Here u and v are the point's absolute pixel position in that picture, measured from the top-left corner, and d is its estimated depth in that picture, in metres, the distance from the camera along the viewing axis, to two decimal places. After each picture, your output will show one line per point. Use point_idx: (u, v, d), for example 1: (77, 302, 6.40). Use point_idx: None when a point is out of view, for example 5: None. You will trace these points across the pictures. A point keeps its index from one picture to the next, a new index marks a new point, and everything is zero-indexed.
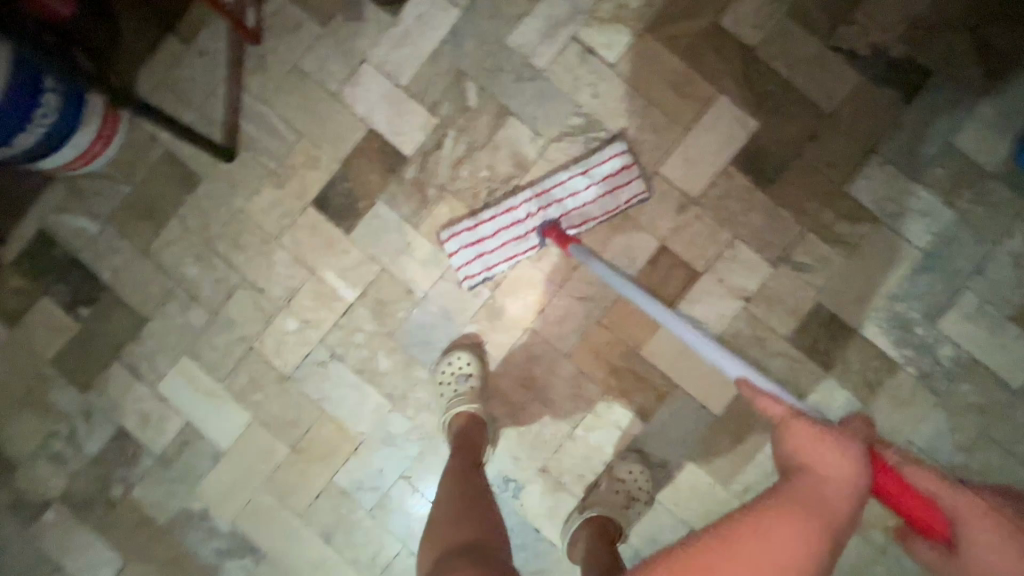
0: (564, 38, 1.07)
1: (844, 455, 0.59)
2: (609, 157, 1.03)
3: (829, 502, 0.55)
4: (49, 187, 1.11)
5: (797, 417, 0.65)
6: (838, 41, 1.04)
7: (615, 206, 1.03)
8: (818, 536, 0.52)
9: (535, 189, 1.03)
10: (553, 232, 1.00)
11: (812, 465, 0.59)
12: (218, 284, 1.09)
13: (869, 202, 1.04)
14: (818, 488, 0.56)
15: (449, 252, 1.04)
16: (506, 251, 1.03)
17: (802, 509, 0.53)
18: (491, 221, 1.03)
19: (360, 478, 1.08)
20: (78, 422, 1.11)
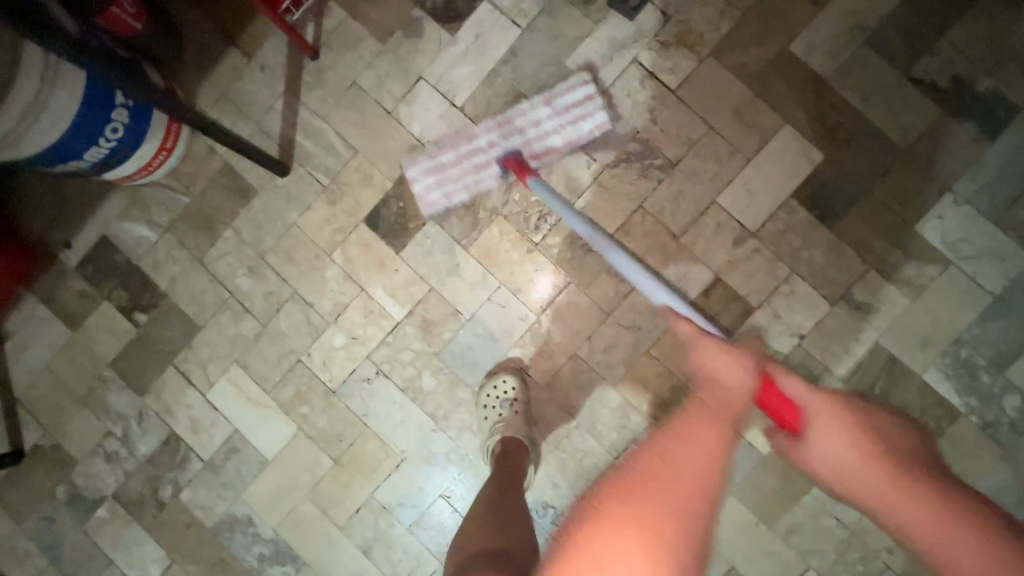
0: (626, 61, 1.05)
1: (740, 363, 0.65)
2: (573, 89, 1.04)
3: (730, 396, 0.61)
4: (113, 194, 1.15)
5: (707, 337, 0.70)
6: (918, 73, 1.01)
7: (578, 136, 1.04)
8: (728, 423, 0.56)
9: (499, 118, 1.05)
10: (513, 163, 1.00)
11: (714, 372, 0.65)
12: (270, 296, 1.11)
13: (940, 242, 1.00)
14: (724, 390, 0.61)
15: (410, 177, 1.07)
16: (467, 178, 1.05)
17: (717, 415, 0.57)
18: (453, 149, 1.06)
19: (400, 495, 1.09)
20: (133, 423, 1.14)
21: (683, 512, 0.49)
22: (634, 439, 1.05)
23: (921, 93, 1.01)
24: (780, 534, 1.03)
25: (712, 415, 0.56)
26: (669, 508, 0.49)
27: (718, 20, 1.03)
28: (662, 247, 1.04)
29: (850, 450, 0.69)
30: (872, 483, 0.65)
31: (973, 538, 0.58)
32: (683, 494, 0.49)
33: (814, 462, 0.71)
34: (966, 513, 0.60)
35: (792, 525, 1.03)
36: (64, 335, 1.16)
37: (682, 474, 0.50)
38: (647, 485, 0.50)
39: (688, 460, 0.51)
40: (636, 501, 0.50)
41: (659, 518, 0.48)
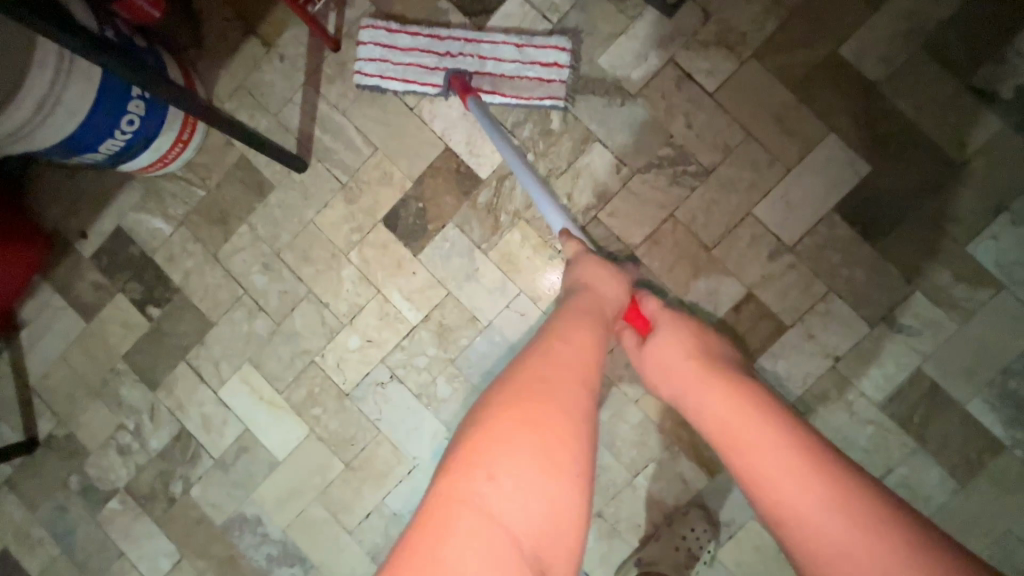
0: (662, 61, 0.99)
1: (613, 280, 0.80)
2: (552, 48, 0.98)
3: (601, 308, 0.74)
4: (129, 185, 1.13)
5: (589, 253, 0.83)
6: (979, 81, 0.93)
7: (526, 92, 0.98)
8: (598, 325, 0.70)
9: (468, 36, 1.00)
10: (457, 80, 0.95)
11: (592, 287, 0.78)
12: (285, 295, 1.09)
13: (993, 265, 0.93)
14: (596, 303, 0.75)
15: (362, 41, 1.01)
16: (407, 72, 1.00)
17: (590, 322, 0.70)
18: (412, 37, 1.00)
19: (412, 503, 1.07)
20: (145, 417, 1.14)
21: (563, 382, 0.59)
22: (653, 457, 1.01)
23: (982, 102, 0.93)
24: None
25: (582, 318, 0.70)
26: (550, 378, 0.59)
27: (763, 19, 0.97)
28: (692, 259, 0.99)
29: (680, 355, 0.72)
30: (688, 378, 0.68)
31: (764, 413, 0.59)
32: (561, 369, 0.60)
33: (651, 365, 0.75)
34: (774, 402, 0.61)
35: None
36: (78, 326, 1.15)
37: (563, 364, 0.61)
38: (533, 366, 0.60)
39: (565, 348, 0.63)
40: (524, 380, 0.58)
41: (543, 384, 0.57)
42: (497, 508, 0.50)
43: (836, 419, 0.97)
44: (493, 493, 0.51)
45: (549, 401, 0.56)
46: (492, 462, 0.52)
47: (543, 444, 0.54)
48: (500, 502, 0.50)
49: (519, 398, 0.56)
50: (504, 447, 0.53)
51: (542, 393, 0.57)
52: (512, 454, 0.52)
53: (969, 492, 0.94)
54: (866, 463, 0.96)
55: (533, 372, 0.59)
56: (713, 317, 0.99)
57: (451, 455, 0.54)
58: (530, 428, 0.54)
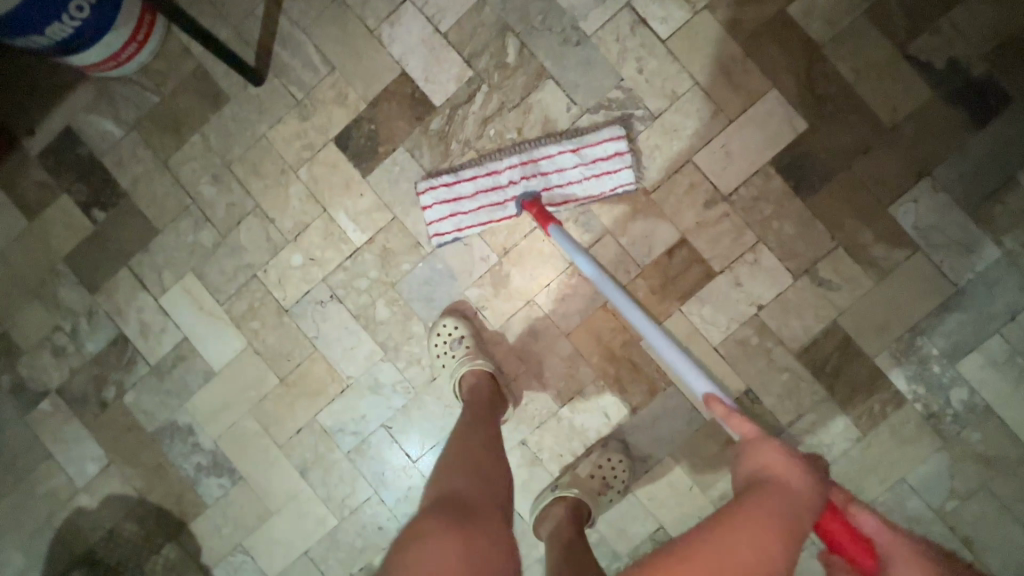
0: (619, 4, 1.01)
1: (806, 473, 0.61)
2: (604, 140, 0.98)
3: (795, 516, 0.56)
4: (81, 85, 1.11)
5: (770, 437, 0.65)
6: (915, 50, 0.98)
7: (600, 190, 0.99)
8: (787, 552, 0.54)
9: (522, 156, 0.99)
10: (533, 207, 0.95)
11: (779, 478, 0.60)
12: (232, 208, 1.09)
13: (911, 229, 0.98)
14: (788, 504, 0.57)
15: (425, 205, 1.02)
16: (480, 215, 1.00)
17: (775, 533, 0.54)
18: (471, 181, 1.00)
19: (342, 421, 1.09)
20: (81, 320, 1.13)
21: None
22: (580, 392, 1.04)
23: (917, 72, 0.98)
24: (712, 499, 1.03)
25: (767, 530, 0.54)
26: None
27: None
28: (631, 201, 1.02)
29: None
30: None
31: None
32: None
33: None
34: None
35: (725, 490, 1.03)
36: (19, 224, 1.14)
37: None
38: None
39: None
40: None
41: None
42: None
43: (755, 365, 1.01)
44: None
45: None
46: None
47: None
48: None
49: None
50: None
51: None
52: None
53: (869, 441, 1.00)
54: (778, 407, 1.01)
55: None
56: (646, 259, 1.02)
57: None
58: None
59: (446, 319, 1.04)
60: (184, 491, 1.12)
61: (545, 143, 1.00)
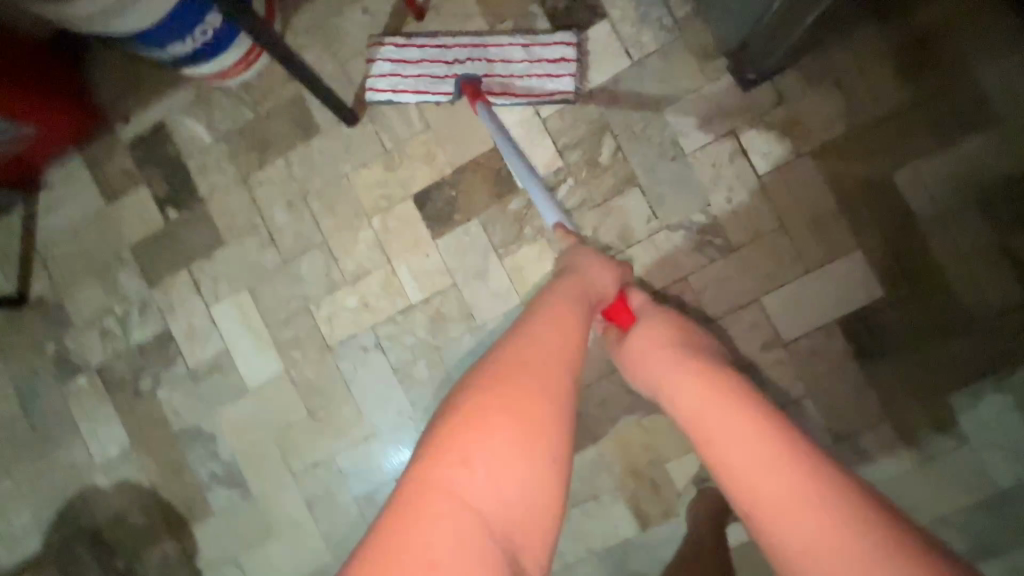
0: (724, 130, 1.00)
1: (606, 271, 0.80)
2: (556, 43, 0.99)
3: (585, 289, 0.74)
4: (183, 86, 1.13)
5: (585, 249, 0.84)
6: (1016, 248, 0.94)
7: (539, 90, 0.99)
8: (584, 316, 0.68)
9: (475, 40, 1.01)
10: (468, 87, 0.97)
11: (584, 273, 0.78)
12: (299, 237, 1.11)
13: (966, 421, 0.96)
14: (580, 289, 0.73)
15: (373, 61, 1.03)
16: (418, 83, 1.01)
17: (570, 309, 0.67)
18: (420, 49, 1.01)
19: (359, 466, 1.11)
20: (134, 309, 1.16)
21: (541, 364, 0.57)
22: (595, 495, 1.05)
23: (1012, 268, 0.94)
24: None
25: (570, 304, 0.68)
26: (530, 361, 0.57)
27: (833, 120, 0.98)
28: None
29: (665, 339, 0.72)
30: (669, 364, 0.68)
31: (755, 430, 0.55)
32: (541, 354, 0.58)
33: (630, 357, 0.74)
34: (739, 378, 0.62)
35: None
36: (96, 205, 1.17)
37: (538, 351, 0.59)
38: (508, 356, 0.58)
39: (541, 335, 0.61)
40: (505, 364, 0.57)
41: (520, 366, 0.57)
42: (446, 566, 0.46)
43: None
44: (468, 475, 0.50)
45: (529, 378, 0.56)
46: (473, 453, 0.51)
47: (526, 433, 0.53)
48: (454, 567, 0.46)
49: (502, 389, 0.55)
50: (486, 428, 0.52)
51: (519, 380, 0.55)
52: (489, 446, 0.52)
53: None
54: None
55: (506, 376, 0.56)
56: None
57: (420, 451, 0.53)
58: (502, 420, 0.53)
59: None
60: (193, 494, 1.15)
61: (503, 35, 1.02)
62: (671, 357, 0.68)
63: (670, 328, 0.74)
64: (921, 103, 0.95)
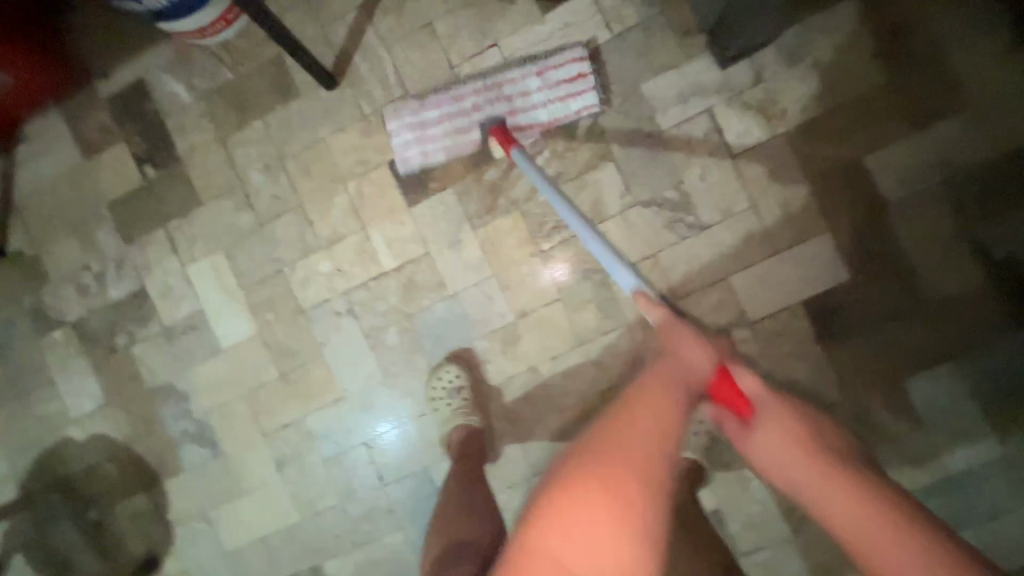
0: (700, 108, 1.00)
1: (700, 348, 0.71)
2: (566, 61, 0.99)
3: (679, 372, 0.68)
4: (163, 43, 1.13)
5: (673, 318, 0.75)
6: (979, 236, 0.96)
7: (562, 116, 1.01)
8: (683, 400, 0.65)
9: (487, 81, 1.02)
10: (498, 131, 0.96)
11: (677, 353, 0.71)
12: (276, 200, 1.11)
13: (921, 404, 0.98)
14: (674, 369, 0.68)
15: (392, 131, 1.05)
16: (446, 141, 1.04)
17: (668, 395, 0.64)
18: (437, 107, 1.03)
19: (328, 428, 1.12)
20: (110, 265, 1.17)
21: (639, 461, 0.57)
22: None
23: (974, 256, 0.96)
24: None
25: (664, 387, 0.65)
26: (631, 451, 0.58)
27: (808, 102, 0.98)
28: None
29: (790, 439, 0.65)
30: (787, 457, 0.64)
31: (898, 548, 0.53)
32: (642, 450, 0.58)
33: (761, 460, 0.67)
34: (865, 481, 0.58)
35: None
36: (75, 160, 1.17)
37: (641, 449, 0.58)
38: (602, 444, 0.59)
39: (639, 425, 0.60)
40: (604, 454, 0.58)
41: (618, 462, 0.57)
42: None
43: (731, 490, 1.03)
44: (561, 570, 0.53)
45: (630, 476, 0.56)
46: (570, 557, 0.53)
47: (619, 535, 0.54)
48: None
49: (595, 486, 0.55)
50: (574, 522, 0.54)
51: (620, 481, 0.56)
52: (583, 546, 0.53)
53: None
54: (741, 536, 1.03)
55: (599, 468, 0.57)
56: None
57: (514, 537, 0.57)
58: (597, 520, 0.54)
59: (449, 365, 1.06)
60: (165, 450, 1.17)
61: (513, 66, 1.02)
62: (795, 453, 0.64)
63: (783, 410, 0.69)
64: (893, 88, 0.96)
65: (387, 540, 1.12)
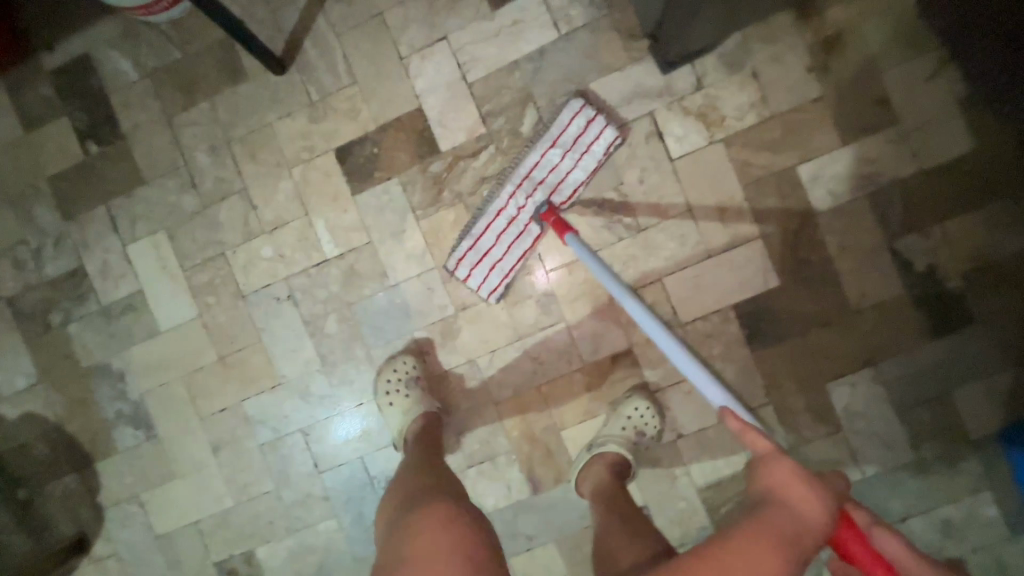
0: (643, 110, 1.02)
1: (820, 501, 0.62)
2: (569, 120, 0.97)
3: (799, 531, 0.59)
4: (111, 18, 1.11)
5: (785, 456, 0.65)
6: (901, 247, 0.99)
7: (595, 165, 0.98)
8: (792, 564, 0.57)
9: (514, 181, 0.97)
10: (550, 216, 0.94)
11: (789, 501, 0.61)
12: (220, 183, 1.10)
13: (841, 408, 1.01)
14: (792, 522, 0.59)
15: (466, 277, 1.01)
16: (515, 253, 1.00)
17: (780, 550, 0.57)
18: (487, 231, 0.98)
19: (265, 413, 1.12)
20: (48, 242, 1.15)
21: None
22: (492, 456, 1.08)
23: (896, 267, 1.00)
24: None
25: (780, 543, 0.57)
26: None
27: (746, 110, 1.00)
28: (593, 299, 1.05)
29: None
30: None
31: None
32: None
33: None
34: None
35: None
36: (15, 133, 1.15)
37: None
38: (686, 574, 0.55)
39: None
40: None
41: None
42: None
43: (658, 485, 1.05)
44: None
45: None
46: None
47: None
48: None
49: None
50: None
51: None
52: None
53: None
54: (666, 531, 1.05)
55: None
56: (593, 357, 1.05)
57: None
58: None
59: (405, 356, 1.06)
60: (99, 431, 1.16)
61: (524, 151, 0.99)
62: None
63: None
64: (825, 102, 0.99)
65: (321, 527, 1.12)
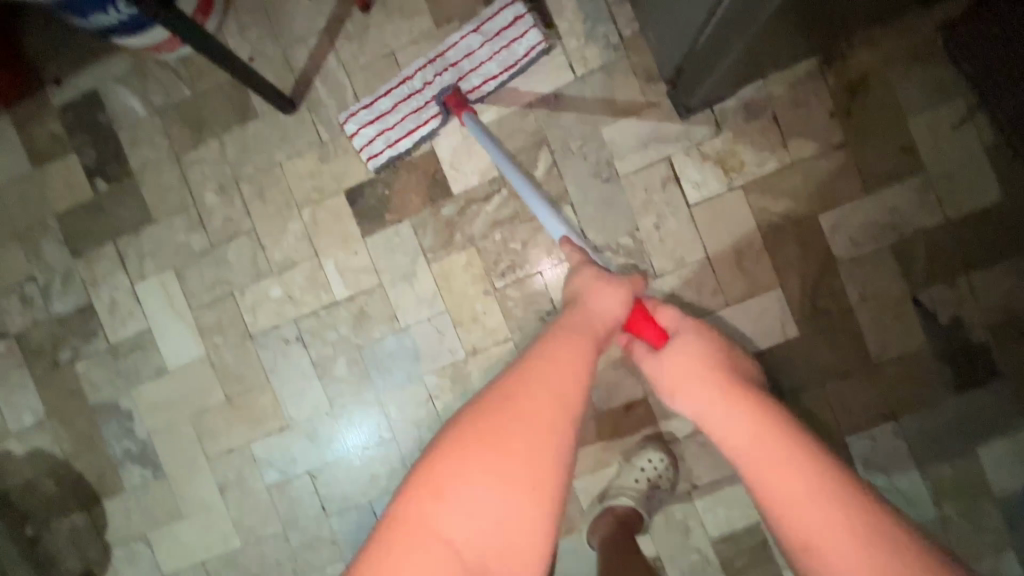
0: (659, 155, 1.00)
1: (615, 294, 0.69)
2: (501, 10, 0.94)
3: (594, 321, 0.66)
4: (119, 54, 1.10)
5: (588, 266, 0.73)
6: (924, 297, 0.97)
7: (512, 64, 0.95)
8: (593, 344, 0.63)
9: (430, 56, 0.97)
10: (454, 97, 0.93)
11: (587, 302, 0.68)
12: (228, 222, 1.09)
13: (860, 461, 0.99)
14: (591, 318, 0.66)
15: (352, 134, 0.99)
16: (406, 125, 0.97)
17: (580, 339, 0.63)
18: (388, 96, 0.97)
19: (272, 455, 1.11)
20: (56, 278, 1.14)
21: (533, 410, 0.56)
22: None
23: (919, 317, 0.97)
24: None
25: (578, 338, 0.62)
26: (535, 397, 0.57)
27: (766, 156, 0.98)
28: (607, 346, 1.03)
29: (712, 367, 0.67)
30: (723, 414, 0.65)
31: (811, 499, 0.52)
32: (553, 396, 0.57)
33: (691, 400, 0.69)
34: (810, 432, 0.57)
35: None
36: (23, 169, 1.14)
37: (540, 391, 0.57)
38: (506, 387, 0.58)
39: (558, 363, 0.59)
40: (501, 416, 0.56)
41: (515, 410, 0.56)
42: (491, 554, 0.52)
43: (671, 536, 1.04)
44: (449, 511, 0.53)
45: (548, 407, 0.56)
46: (454, 487, 0.54)
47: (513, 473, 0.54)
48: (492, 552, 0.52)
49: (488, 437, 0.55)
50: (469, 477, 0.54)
51: (510, 426, 0.55)
52: (475, 475, 0.54)
53: None
54: None
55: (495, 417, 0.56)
56: (606, 405, 1.03)
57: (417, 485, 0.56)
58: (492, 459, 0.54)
59: None
60: (106, 469, 1.15)
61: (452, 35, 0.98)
62: (705, 374, 0.64)
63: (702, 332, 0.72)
64: (847, 148, 0.97)
65: (329, 570, 1.11)
